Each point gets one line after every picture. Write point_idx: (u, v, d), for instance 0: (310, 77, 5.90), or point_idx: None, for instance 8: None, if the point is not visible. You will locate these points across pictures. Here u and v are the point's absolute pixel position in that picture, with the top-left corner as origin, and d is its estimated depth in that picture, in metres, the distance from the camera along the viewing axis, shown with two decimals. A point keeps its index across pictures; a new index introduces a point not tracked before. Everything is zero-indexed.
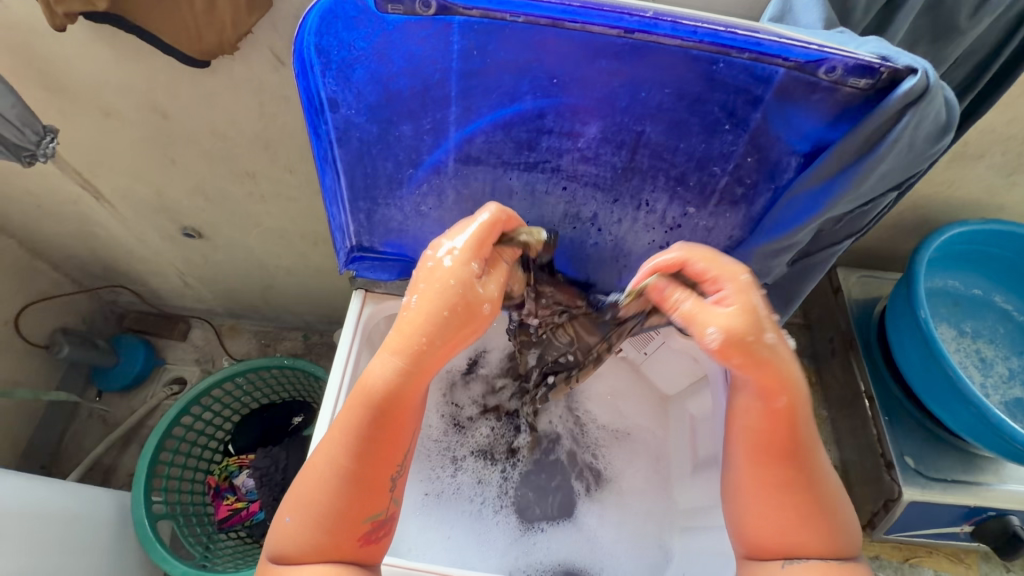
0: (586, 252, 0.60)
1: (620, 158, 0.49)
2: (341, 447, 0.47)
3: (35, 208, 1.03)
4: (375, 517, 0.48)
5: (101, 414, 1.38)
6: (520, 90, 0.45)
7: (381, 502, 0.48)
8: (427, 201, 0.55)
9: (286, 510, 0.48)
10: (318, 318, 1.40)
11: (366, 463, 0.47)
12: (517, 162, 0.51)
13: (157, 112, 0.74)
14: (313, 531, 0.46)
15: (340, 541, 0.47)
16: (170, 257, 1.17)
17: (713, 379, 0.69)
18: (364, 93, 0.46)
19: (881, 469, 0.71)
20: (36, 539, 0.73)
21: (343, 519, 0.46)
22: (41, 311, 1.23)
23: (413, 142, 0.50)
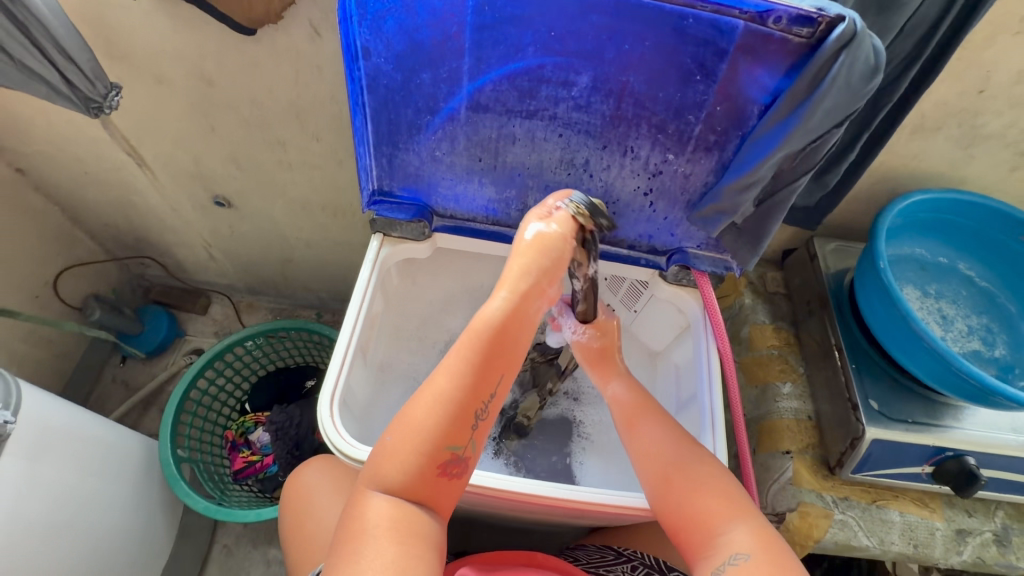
0: None
1: (608, 106, 0.58)
2: (443, 385, 0.50)
3: (81, 175, 1.12)
4: (455, 450, 0.50)
5: (124, 380, 1.45)
6: (524, 43, 0.53)
7: (464, 438, 0.50)
8: (441, 146, 0.64)
9: (388, 432, 0.50)
10: (331, 296, 1.48)
11: (451, 406, 0.49)
12: (520, 110, 0.59)
13: (204, 80, 0.84)
14: (401, 460, 0.49)
15: (420, 472, 0.49)
16: (199, 228, 1.26)
17: (695, 326, 0.76)
18: (393, 43, 0.54)
19: (848, 411, 0.77)
20: (76, 457, 0.81)
21: (423, 459, 0.49)
22: (76, 276, 1.32)
23: (432, 90, 0.58)
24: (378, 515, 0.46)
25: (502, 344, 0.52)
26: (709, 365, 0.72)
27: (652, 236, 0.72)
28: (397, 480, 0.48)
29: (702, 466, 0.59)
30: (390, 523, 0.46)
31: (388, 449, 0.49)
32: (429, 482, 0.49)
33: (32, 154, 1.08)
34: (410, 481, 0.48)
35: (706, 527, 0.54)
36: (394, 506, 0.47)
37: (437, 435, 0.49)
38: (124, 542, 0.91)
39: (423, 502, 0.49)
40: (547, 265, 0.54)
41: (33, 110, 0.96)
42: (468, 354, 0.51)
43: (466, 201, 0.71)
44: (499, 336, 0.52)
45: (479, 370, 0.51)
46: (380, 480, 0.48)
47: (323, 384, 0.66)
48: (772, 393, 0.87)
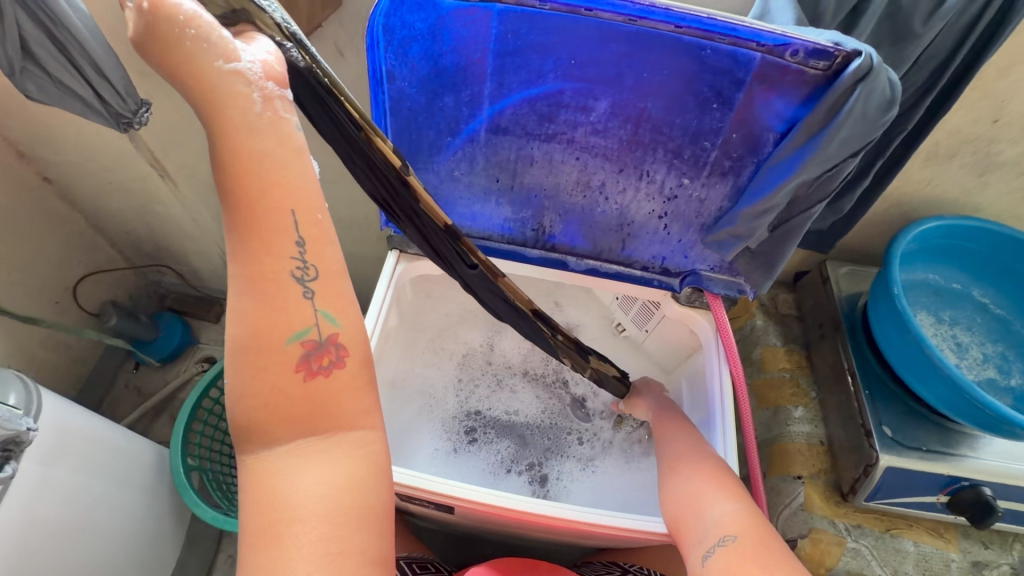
0: (595, 220, 0.69)
1: (625, 131, 0.59)
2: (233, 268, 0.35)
3: (106, 184, 1.15)
4: (304, 337, 0.37)
5: (137, 386, 1.47)
6: (545, 70, 0.55)
7: (308, 316, 0.37)
8: (461, 166, 0.65)
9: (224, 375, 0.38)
10: None
11: (260, 283, 0.35)
12: (539, 133, 0.61)
13: None
14: (247, 388, 0.36)
15: (277, 389, 0.36)
16: (217, 237, 1.28)
17: (707, 347, 0.76)
18: (418, 68, 0.56)
19: (861, 437, 0.76)
20: (90, 463, 0.81)
21: (268, 372, 0.36)
22: (96, 282, 1.35)
23: (454, 113, 0.60)
24: (284, 491, 0.37)
25: (246, 175, 0.35)
26: (722, 390, 0.72)
27: (665, 258, 0.73)
28: (269, 420, 0.37)
29: (706, 457, 0.59)
30: (301, 497, 0.37)
31: (236, 393, 0.36)
32: (302, 394, 0.37)
33: (60, 163, 1.11)
34: (292, 407, 0.37)
35: (696, 510, 0.54)
36: (317, 472, 0.37)
37: (258, 333, 0.36)
38: (133, 548, 0.91)
39: (311, 427, 0.37)
40: (211, 56, 0.33)
41: (63, 122, 0.99)
42: (274, 186, 0.35)
43: (482, 220, 0.72)
44: (250, 165, 0.35)
45: (242, 227, 0.35)
46: (259, 434, 0.37)
47: None
48: (784, 416, 0.87)
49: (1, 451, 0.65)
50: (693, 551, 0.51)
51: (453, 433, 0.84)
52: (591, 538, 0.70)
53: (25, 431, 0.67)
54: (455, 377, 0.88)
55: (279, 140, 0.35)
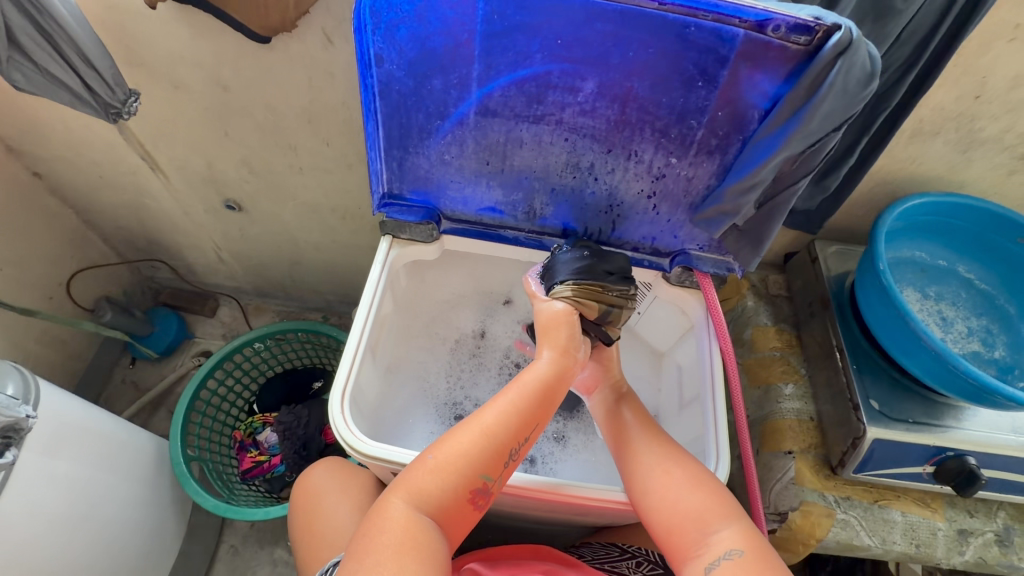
0: (585, 201, 0.70)
1: (613, 112, 0.59)
2: (490, 422, 0.60)
3: (97, 179, 1.15)
4: (487, 480, 0.59)
5: (134, 380, 1.47)
6: (532, 51, 0.55)
7: (495, 471, 0.59)
8: (450, 149, 0.66)
9: (434, 454, 0.59)
10: (338, 298, 1.50)
11: (497, 441, 0.59)
12: (527, 114, 0.61)
13: (220, 85, 0.86)
14: (448, 483, 0.57)
15: (451, 497, 0.57)
16: (210, 231, 1.28)
17: (698, 326, 0.78)
18: (405, 51, 0.56)
19: (849, 411, 0.78)
20: (90, 451, 0.82)
21: (464, 492, 0.58)
22: (89, 277, 1.35)
23: (442, 96, 0.60)
24: (395, 521, 0.54)
25: (540, 391, 0.63)
26: (714, 368, 0.73)
27: (655, 238, 0.74)
28: (433, 493, 0.57)
29: (694, 466, 0.62)
30: (403, 532, 0.54)
31: (433, 468, 0.58)
32: (462, 509, 0.58)
33: (49, 157, 1.10)
34: (447, 498, 0.57)
35: (700, 524, 0.58)
36: (412, 515, 0.55)
37: (477, 462, 0.58)
38: (136, 535, 0.93)
39: (442, 526, 0.57)
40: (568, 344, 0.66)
41: (52, 116, 0.98)
42: (524, 405, 0.62)
43: (474, 203, 0.73)
44: (549, 392, 0.63)
45: (530, 409, 0.62)
46: (416, 497, 0.56)
47: (334, 384, 0.67)
48: (775, 393, 0.89)
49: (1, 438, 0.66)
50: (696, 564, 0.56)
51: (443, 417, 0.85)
52: (587, 512, 0.72)
53: (24, 418, 0.68)
54: (446, 360, 0.90)
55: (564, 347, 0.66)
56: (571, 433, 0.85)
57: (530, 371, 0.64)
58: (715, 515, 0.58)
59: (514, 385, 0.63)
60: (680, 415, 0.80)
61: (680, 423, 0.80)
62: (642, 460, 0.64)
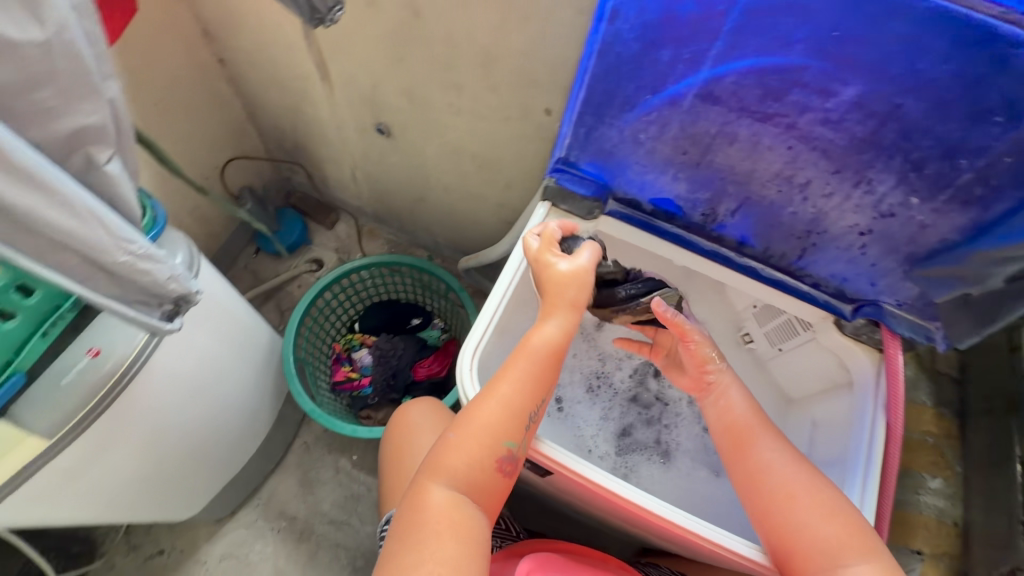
0: (779, 220, 0.62)
1: (864, 129, 0.50)
2: (506, 392, 0.59)
3: (269, 77, 1.20)
4: (511, 446, 0.58)
5: (253, 269, 1.60)
6: (794, 38, 0.47)
7: (519, 436, 0.58)
8: (649, 129, 0.60)
9: (449, 430, 0.59)
10: (447, 242, 1.52)
11: (515, 410, 0.58)
12: (755, 110, 0.53)
13: (411, 9, 0.85)
14: (466, 453, 0.57)
15: (480, 462, 0.57)
16: (352, 149, 1.32)
17: (857, 386, 0.68)
18: (648, 11, 0.50)
19: (1015, 534, 0.67)
20: (223, 332, 0.88)
21: (485, 458, 0.57)
22: (240, 166, 1.45)
23: (665, 69, 0.54)
24: (440, 510, 0.54)
25: (547, 366, 0.61)
26: (872, 440, 0.62)
27: (845, 280, 0.64)
28: (459, 469, 0.57)
29: (821, 488, 0.59)
30: (448, 520, 0.54)
31: (455, 443, 0.57)
32: (491, 478, 0.58)
33: (235, 47, 1.16)
34: (473, 471, 0.57)
35: (829, 552, 0.55)
36: (436, 486, 0.56)
37: (497, 432, 0.58)
38: (239, 414, 1.01)
39: (469, 490, 0.57)
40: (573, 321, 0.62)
41: (250, 8, 1.02)
42: (540, 371, 0.60)
43: (650, 191, 0.66)
44: (559, 352, 0.62)
45: (536, 380, 0.60)
46: (438, 470, 0.56)
47: (466, 342, 0.66)
48: (914, 482, 0.77)
49: (171, 304, 0.60)
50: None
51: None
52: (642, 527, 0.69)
53: (194, 293, 0.62)
54: None
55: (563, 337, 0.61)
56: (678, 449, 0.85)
57: (541, 327, 0.62)
58: (856, 546, 0.55)
59: (524, 352, 0.61)
60: None
61: None
62: (773, 466, 0.62)
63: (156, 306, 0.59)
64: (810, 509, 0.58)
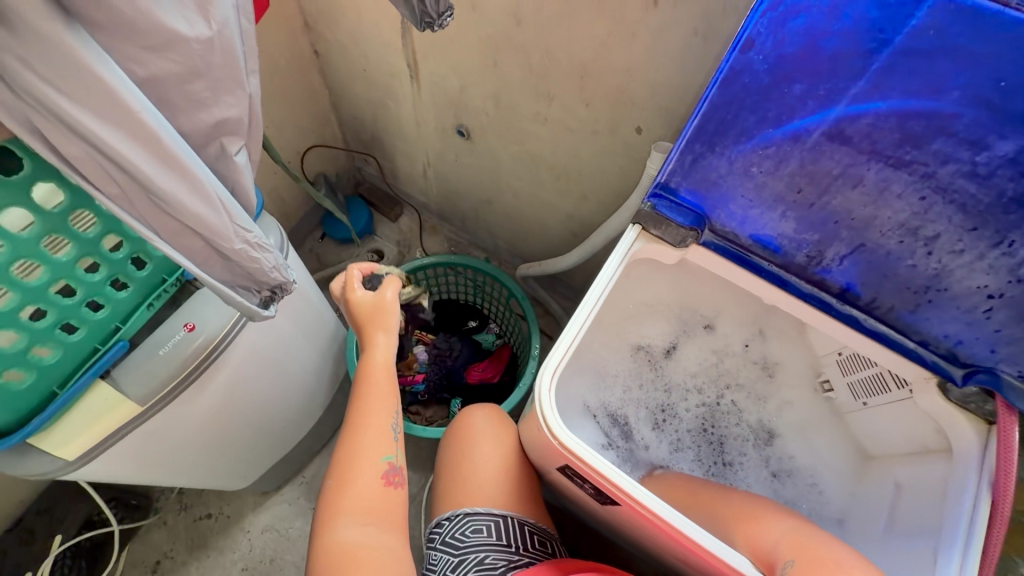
0: (894, 272, 0.58)
1: (1016, 187, 0.47)
2: (371, 420, 0.71)
3: (360, 71, 1.24)
4: (388, 461, 0.71)
5: (317, 253, 1.65)
6: (951, 84, 0.45)
7: (392, 449, 0.72)
8: (764, 163, 0.57)
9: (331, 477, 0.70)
10: (508, 247, 1.52)
11: (377, 430, 0.71)
12: (889, 155, 0.50)
13: (515, 18, 0.85)
14: (362, 489, 0.68)
15: (372, 493, 0.68)
16: (429, 147, 1.34)
17: (957, 456, 0.63)
18: (786, 43, 0.50)
19: None
20: (298, 316, 0.91)
21: (370, 482, 0.69)
22: (318, 153, 1.50)
23: (794, 104, 0.52)
24: (351, 543, 0.64)
25: (387, 373, 0.75)
26: (973, 518, 0.57)
27: (960, 342, 0.59)
28: (366, 506, 0.67)
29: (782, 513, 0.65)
30: (368, 548, 0.64)
31: (345, 483, 0.68)
32: (384, 497, 0.69)
33: (332, 41, 1.20)
34: (375, 498, 0.68)
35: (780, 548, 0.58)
36: (348, 531, 0.65)
37: (374, 453, 0.70)
38: (300, 395, 1.04)
39: (377, 518, 0.67)
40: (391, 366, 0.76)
41: (353, 5, 1.05)
42: (378, 379, 0.74)
43: (751, 226, 0.63)
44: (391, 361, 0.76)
45: (367, 391, 0.73)
46: (345, 516, 0.66)
47: (551, 353, 0.63)
48: (1004, 566, 0.71)
49: (269, 291, 0.62)
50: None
51: (596, 411, 0.84)
52: (697, 569, 0.65)
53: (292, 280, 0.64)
54: (628, 367, 0.87)
55: (387, 346, 0.76)
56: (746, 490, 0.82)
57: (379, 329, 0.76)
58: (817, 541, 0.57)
59: (368, 365, 0.75)
60: (881, 540, 0.68)
61: (882, 547, 0.67)
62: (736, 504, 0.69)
63: (255, 292, 0.61)
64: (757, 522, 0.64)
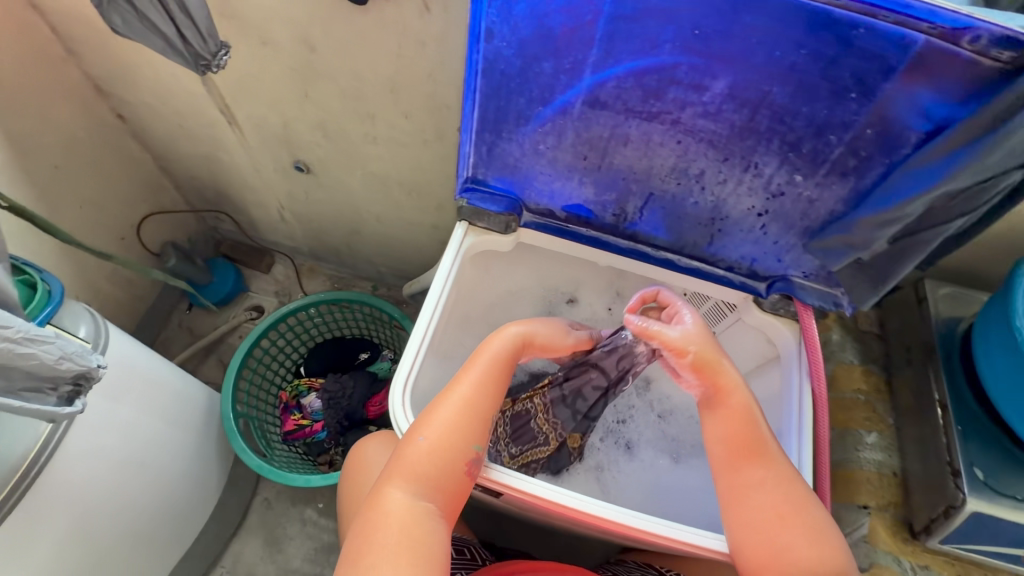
0: (684, 211, 0.64)
1: (740, 117, 0.53)
2: (466, 393, 0.62)
3: (176, 128, 1.15)
4: (477, 449, 0.60)
5: (189, 326, 1.52)
6: (662, 40, 0.49)
7: (484, 439, 0.60)
8: (547, 140, 0.61)
9: (421, 434, 0.59)
10: (390, 271, 1.49)
11: (479, 416, 0.61)
12: (640, 111, 0.55)
13: (308, 46, 0.83)
14: (435, 462, 0.58)
15: (448, 472, 0.58)
16: (276, 190, 1.28)
17: (784, 359, 0.71)
18: (520, 27, 0.51)
19: (946, 475, 0.70)
20: (151, 400, 0.83)
21: (452, 460, 0.58)
22: (159, 222, 1.39)
23: (550, 81, 0.55)
24: (398, 511, 0.55)
25: (501, 366, 0.64)
26: (800, 410, 0.66)
27: (755, 260, 0.66)
28: (426, 475, 0.57)
29: (799, 492, 0.58)
30: (404, 524, 0.54)
31: (422, 449, 0.58)
32: (457, 483, 0.58)
33: (134, 101, 1.11)
34: (440, 476, 0.58)
35: (806, 574, 0.53)
36: (410, 504, 0.56)
37: (464, 434, 0.59)
38: (186, 484, 0.96)
39: (439, 499, 0.57)
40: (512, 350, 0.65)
41: (142, 61, 0.98)
42: (485, 378, 0.63)
43: (560, 198, 0.67)
44: (509, 358, 0.65)
45: (489, 382, 0.63)
46: (409, 479, 0.57)
47: (395, 375, 0.65)
48: (853, 440, 0.80)
49: (70, 385, 0.60)
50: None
51: None
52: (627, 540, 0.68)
53: (94, 367, 0.62)
54: None
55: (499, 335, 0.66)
56: (640, 440, 0.83)
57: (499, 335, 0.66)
58: (830, 573, 0.53)
59: (483, 352, 0.64)
60: None
61: None
62: (762, 485, 0.58)
63: (52, 392, 0.58)
64: (789, 527, 0.56)
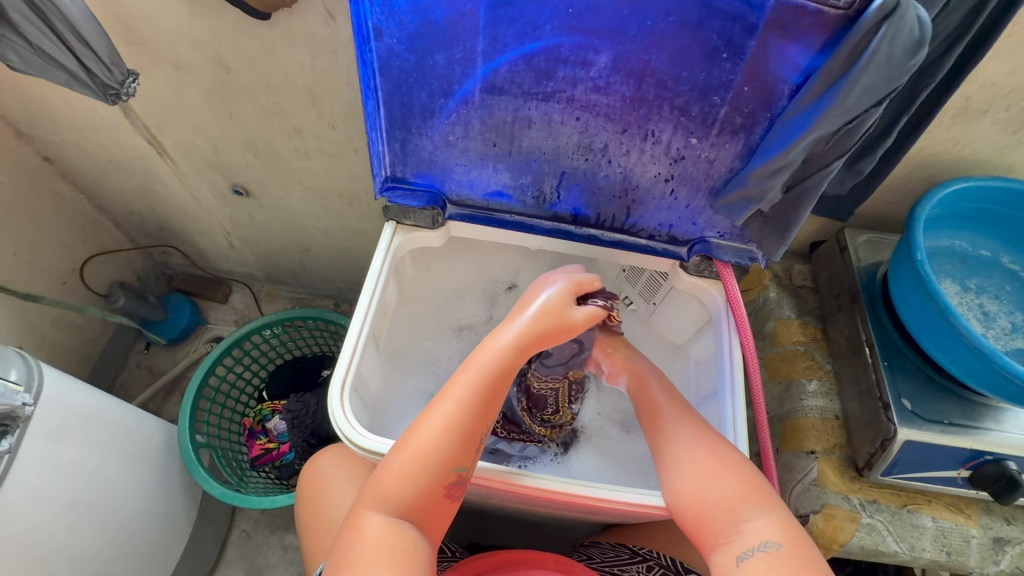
0: (598, 185, 0.66)
1: (628, 88, 0.55)
2: (450, 411, 0.55)
3: (106, 163, 1.14)
4: (461, 470, 0.55)
5: (148, 365, 1.49)
6: (541, 21, 0.51)
7: (469, 459, 0.56)
8: (455, 131, 0.62)
9: (394, 457, 0.54)
10: (348, 285, 1.49)
11: (468, 434, 0.55)
12: (536, 92, 0.57)
13: (221, 66, 0.84)
14: (415, 484, 0.53)
15: (430, 494, 0.54)
16: (219, 217, 1.27)
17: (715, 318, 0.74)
18: (406, 23, 0.53)
19: (879, 411, 0.73)
20: (96, 437, 0.82)
21: (434, 479, 0.54)
22: (103, 263, 1.36)
23: (446, 72, 0.56)
24: (374, 538, 0.50)
25: (496, 381, 0.57)
26: (731, 365, 0.69)
27: (672, 226, 0.70)
28: (401, 498, 0.53)
29: (728, 451, 0.58)
30: (385, 545, 0.50)
31: (397, 471, 0.54)
32: (438, 504, 0.55)
33: (58, 141, 1.09)
34: (417, 498, 0.53)
35: (731, 512, 0.53)
36: (390, 524, 0.51)
37: (445, 457, 0.54)
38: (149, 523, 0.94)
39: (417, 521, 0.53)
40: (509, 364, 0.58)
41: (59, 98, 0.97)
42: (473, 397, 0.56)
43: (480, 186, 0.69)
44: (502, 373, 0.58)
45: (478, 402, 0.56)
46: (387, 500, 0.53)
47: (335, 370, 0.65)
48: (797, 390, 0.84)
49: None
50: (727, 554, 0.51)
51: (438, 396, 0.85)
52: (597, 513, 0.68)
53: (20, 406, 0.69)
54: (455, 350, 0.90)
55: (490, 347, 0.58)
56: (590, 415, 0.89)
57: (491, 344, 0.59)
58: (754, 504, 0.53)
59: (472, 364, 0.58)
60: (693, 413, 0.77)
61: None
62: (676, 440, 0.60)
63: None
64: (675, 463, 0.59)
